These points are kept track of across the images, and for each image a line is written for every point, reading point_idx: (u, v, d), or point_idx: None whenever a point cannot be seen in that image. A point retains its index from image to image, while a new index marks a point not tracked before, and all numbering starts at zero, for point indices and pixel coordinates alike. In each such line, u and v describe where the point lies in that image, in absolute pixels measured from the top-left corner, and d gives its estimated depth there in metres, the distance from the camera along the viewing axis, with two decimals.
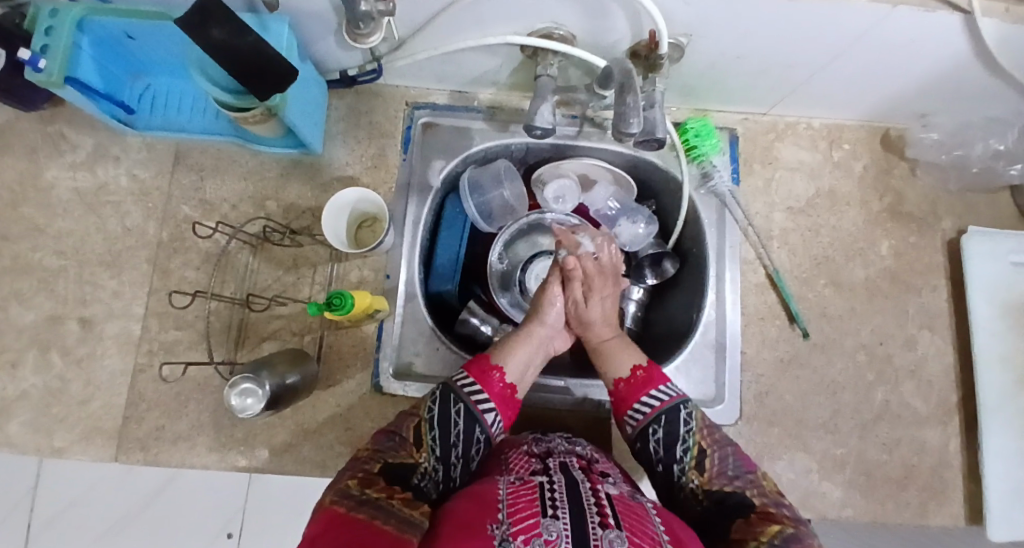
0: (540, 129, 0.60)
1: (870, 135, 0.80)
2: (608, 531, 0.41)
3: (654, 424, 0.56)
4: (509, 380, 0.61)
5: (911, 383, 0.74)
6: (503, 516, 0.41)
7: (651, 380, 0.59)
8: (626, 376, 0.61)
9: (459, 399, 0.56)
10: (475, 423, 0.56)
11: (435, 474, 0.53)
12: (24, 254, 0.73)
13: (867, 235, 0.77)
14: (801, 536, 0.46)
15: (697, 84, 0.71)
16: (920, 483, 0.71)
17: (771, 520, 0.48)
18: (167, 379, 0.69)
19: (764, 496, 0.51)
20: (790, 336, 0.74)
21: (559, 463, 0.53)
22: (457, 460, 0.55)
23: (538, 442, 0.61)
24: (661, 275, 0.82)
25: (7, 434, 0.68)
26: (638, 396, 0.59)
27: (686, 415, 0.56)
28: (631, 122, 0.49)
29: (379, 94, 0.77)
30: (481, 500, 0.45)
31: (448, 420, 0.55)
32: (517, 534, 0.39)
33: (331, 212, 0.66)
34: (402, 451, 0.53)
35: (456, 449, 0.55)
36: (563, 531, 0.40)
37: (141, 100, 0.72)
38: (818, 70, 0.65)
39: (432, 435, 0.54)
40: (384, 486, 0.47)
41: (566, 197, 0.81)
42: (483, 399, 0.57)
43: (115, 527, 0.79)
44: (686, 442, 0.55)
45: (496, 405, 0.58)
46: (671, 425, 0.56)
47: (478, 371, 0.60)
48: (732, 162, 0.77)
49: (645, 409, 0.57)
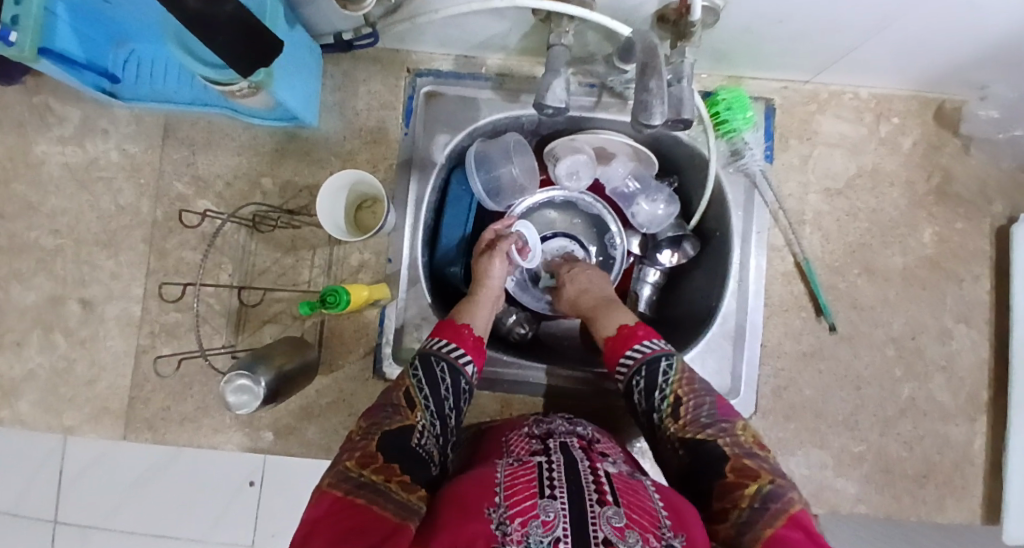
0: (551, 108, 0.54)
1: (922, 107, 0.71)
2: (606, 508, 0.39)
3: (636, 377, 0.57)
4: (478, 333, 0.63)
5: (940, 379, 0.70)
6: (501, 499, 0.40)
7: (635, 337, 0.60)
8: (613, 334, 0.62)
9: (440, 359, 0.58)
10: (460, 377, 0.59)
11: (433, 428, 0.54)
12: (20, 233, 0.71)
13: (909, 219, 0.70)
14: (780, 491, 0.44)
15: (730, 49, 0.63)
16: (939, 480, 0.69)
17: (748, 476, 0.46)
18: (162, 371, 0.68)
19: (737, 446, 0.49)
20: (815, 328, 0.69)
21: (560, 443, 0.52)
22: (450, 411, 0.57)
23: (539, 423, 0.58)
24: (681, 255, 0.77)
25: (18, 412, 0.69)
26: (622, 353, 0.59)
27: (665, 366, 0.56)
28: (653, 110, 0.43)
29: (378, 60, 0.71)
30: (480, 483, 0.44)
31: (436, 378, 0.56)
32: (514, 518, 0.37)
33: (331, 188, 0.62)
34: (397, 416, 0.52)
35: (447, 401, 0.57)
36: (561, 512, 0.38)
37: (125, 67, 0.67)
38: (872, 35, 0.56)
39: (423, 395, 0.55)
40: (382, 465, 0.45)
41: (580, 172, 0.74)
42: (460, 353, 0.60)
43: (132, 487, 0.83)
44: (663, 391, 0.54)
45: (472, 355, 0.61)
46: (648, 376, 0.56)
47: (449, 331, 0.61)
48: (766, 139, 0.70)
49: (628, 363, 0.58)
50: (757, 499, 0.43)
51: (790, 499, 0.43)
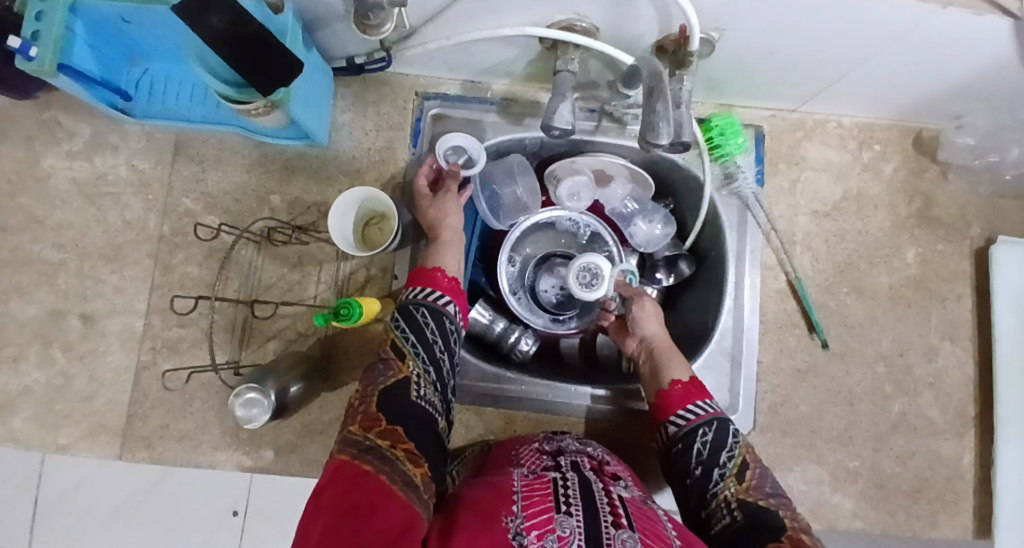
0: (558, 129, 0.57)
1: (901, 135, 0.76)
2: (621, 531, 0.40)
3: (704, 427, 0.58)
4: (453, 274, 0.64)
5: (929, 394, 0.72)
6: (517, 509, 0.40)
7: (702, 393, 0.61)
8: (685, 379, 0.61)
9: (419, 304, 0.59)
10: (442, 316, 0.59)
11: (428, 376, 0.54)
12: (23, 247, 0.71)
13: (894, 241, 0.74)
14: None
15: (723, 78, 0.66)
16: (932, 495, 0.71)
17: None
18: (171, 385, 0.68)
19: (795, 521, 0.49)
20: (808, 345, 0.72)
21: (571, 461, 0.52)
22: (441, 353, 0.57)
23: (549, 441, 0.59)
24: (677, 274, 0.79)
25: (12, 429, 0.68)
26: (686, 404, 0.60)
27: (734, 430, 0.58)
28: (660, 130, 0.45)
29: (387, 83, 0.74)
30: (496, 491, 0.44)
31: (418, 325, 0.57)
32: (531, 530, 0.37)
33: (336, 218, 0.63)
34: (391, 371, 0.53)
35: (436, 344, 0.57)
36: (577, 528, 0.38)
37: (138, 86, 0.68)
38: (854, 67, 0.61)
39: (409, 343, 0.55)
40: (384, 429, 0.46)
41: (581, 194, 0.76)
42: (437, 295, 0.61)
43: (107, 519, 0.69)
44: (731, 451, 0.56)
45: (451, 296, 0.62)
46: (720, 433, 0.57)
47: (423, 276, 0.62)
48: (756, 162, 0.73)
49: (693, 414, 0.59)
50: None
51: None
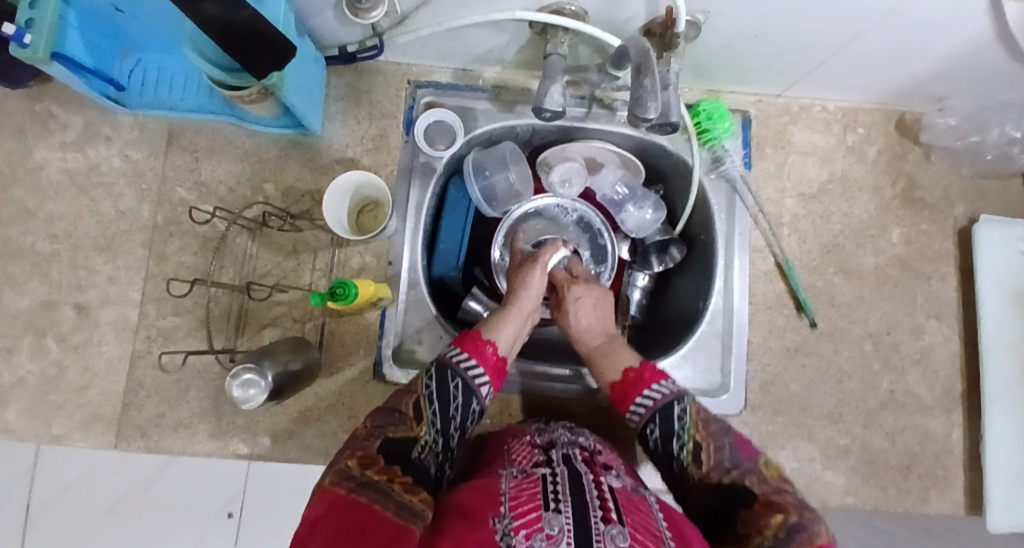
0: (549, 111, 0.57)
1: (884, 119, 0.77)
2: (610, 526, 0.40)
3: (650, 424, 0.55)
4: (501, 352, 0.63)
5: (916, 372, 0.74)
6: (506, 510, 0.41)
7: (643, 379, 0.59)
8: (620, 379, 0.60)
9: (456, 374, 0.57)
10: (472, 396, 0.58)
11: (435, 446, 0.54)
12: (15, 238, 0.71)
13: (879, 222, 0.76)
14: (805, 526, 0.44)
15: (710, 63, 0.68)
16: (922, 470, 0.72)
17: (775, 508, 0.45)
18: (166, 368, 0.68)
19: (766, 484, 0.48)
20: (797, 324, 0.73)
21: (563, 455, 0.53)
22: (455, 431, 0.56)
23: (541, 433, 0.60)
24: (668, 261, 0.80)
25: (5, 422, 0.68)
26: (630, 400, 0.58)
27: (679, 408, 0.54)
28: (648, 106, 0.46)
29: (379, 72, 0.75)
30: (484, 493, 0.44)
31: (448, 394, 0.56)
32: (519, 529, 0.38)
33: (331, 208, 0.64)
34: (403, 426, 0.52)
35: (454, 420, 0.56)
36: (566, 526, 0.39)
37: (130, 76, 0.68)
38: (835, 52, 0.62)
39: (432, 409, 0.55)
40: (384, 467, 0.45)
41: (573, 180, 0.78)
42: (477, 372, 0.59)
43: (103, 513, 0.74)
44: (682, 438, 0.53)
45: (489, 377, 0.60)
46: (665, 421, 0.54)
47: (470, 344, 0.61)
48: (743, 146, 0.75)
49: (643, 408, 0.57)
50: (783, 530, 0.43)
51: (815, 533, 0.43)
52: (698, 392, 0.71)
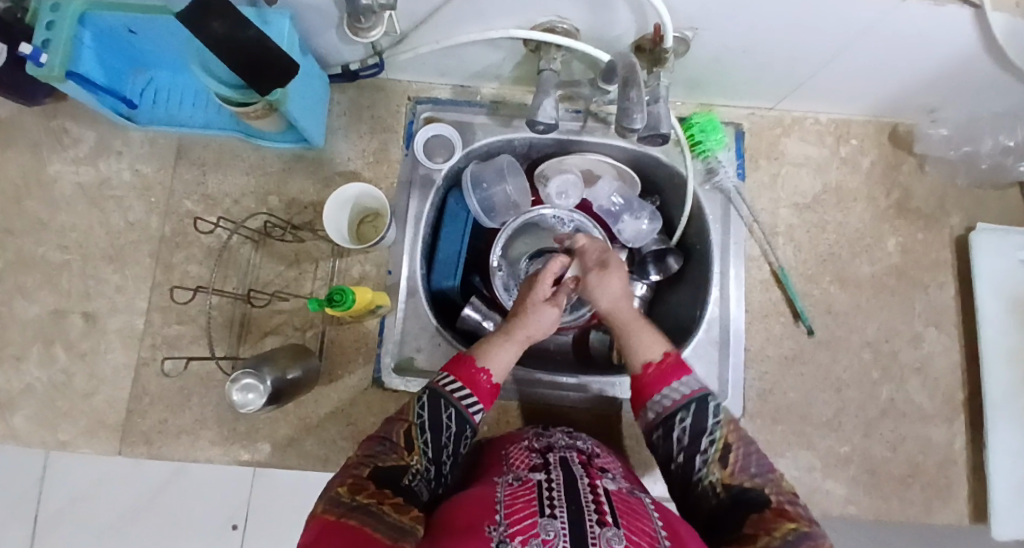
0: (542, 124, 0.59)
1: (877, 130, 0.79)
2: (606, 529, 0.39)
3: (682, 412, 0.56)
4: (495, 379, 0.60)
5: (916, 381, 0.73)
6: (501, 517, 0.41)
7: (680, 368, 0.59)
8: (658, 360, 0.59)
9: (449, 404, 0.56)
10: (466, 425, 0.56)
11: (427, 473, 0.53)
12: (28, 249, 0.73)
13: (875, 231, 0.76)
14: (813, 535, 0.46)
15: (702, 78, 0.69)
16: (925, 481, 0.71)
17: (785, 516, 0.48)
18: (169, 374, 0.69)
19: (781, 494, 0.50)
20: (795, 333, 0.73)
21: (560, 457, 0.53)
22: (448, 458, 0.55)
23: (539, 438, 0.60)
24: (665, 271, 0.80)
25: (13, 427, 0.69)
26: (660, 387, 0.58)
27: (714, 407, 0.56)
28: (634, 117, 0.47)
29: (381, 88, 0.77)
30: (481, 502, 0.44)
31: (439, 425, 0.55)
32: (515, 536, 0.38)
33: (331, 216, 0.66)
34: (393, 454, 0.52)
35: (447, 449, 0.55)
36: (561, 531, 0.38)
37: (143, 94, 0.71)
38: (824, 64, 0.64)
39: (423, 438, 0.54)
40: (374, 491, 0.46)
41: (569, 192, 0.80)
42: (471, 401, 0.57)
43: (107, 523, 0.75)
44: (712, 435, 0.54)
45: (484, 404, 0.58)
46: (698, 416, 0.55)
47: (464, 372, 0.58)
48: (736, 157, 0.76)
49: (670, 398, 0.57)
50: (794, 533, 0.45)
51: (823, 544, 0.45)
52: None
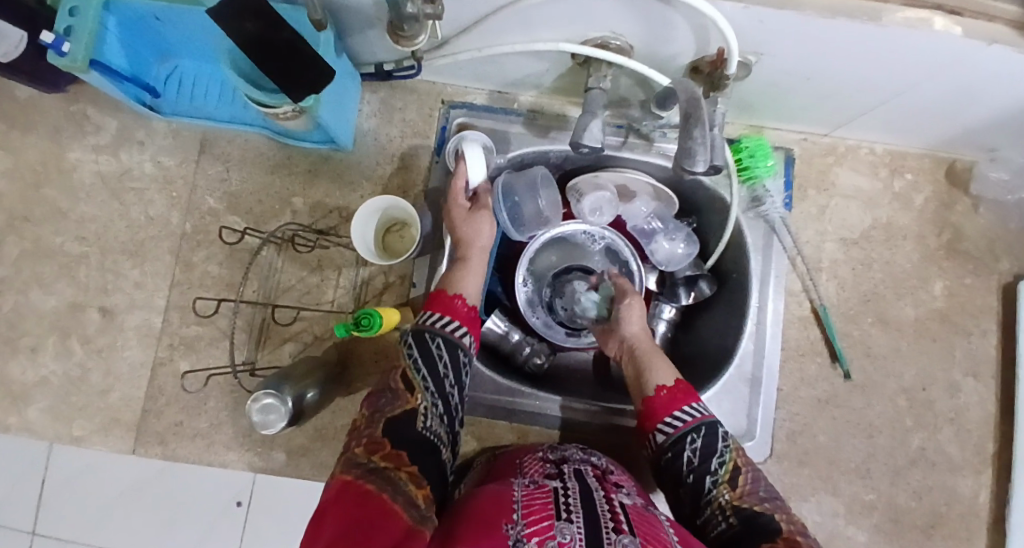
0: (587, 146, 0.56)
1: (933, 165, 0.74)
2: (622, 536, 0.39)
3: (692, 433, 0.56)
4: (471, 304, 0.60)
5: (950, 431, 0.71)
6: (517, 517, 0.39)
7: (691, 395, 0.59)
8: (670, 384, 0.59)
9: (434, 335, 0.55)
10: (457, 350, 0.56)
11: (436, 409, 0.51)
12: (46, 238, 0.72)
13: (921, 273, 0.72)
14: None
15: (756, 100, 0.65)
16: (948, 533, 0.69)
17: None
18: (189, 389, 0.67)
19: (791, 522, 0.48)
20: (830, 375, 0.70)
21: (574, 469, 0.52)
22: (451, 388, 0.54)
23: (553, 450, 0.58)
24: (696, 295, 0.77)
25: (27, 418, 0.69)
26: (674, 408, 0.58)
27: (723, 432, 0.56)
28: (697, 157, 0.44)
29: (415, 90, 0.73)
30: (496, 499, 0.42)
31: (433, 358, 0.53)
32: (531, 537, 0.36)
33: (358, 227, 0.63)
34: (398, 402, 0.49)
35: (446, 378, 0.54)
36: (578, 534, 0.37)
37: (167, 83, 0.68)
38: (888, 98, 0.60)
39: (421, 376, 0.51)
40: (390, 453, 0.43)
41: (603, 209, 0.76)
42: (455, 326, 0.57)
43: (103, 512, 0.71)
44: (722, 456, 0.54)
45: (467, 326, 0.59)
46: (709, 438, 0.55)
47: (440, 304, 0.58)
48: (785, 187, 0.72)
49: (680, 421, 0.57)
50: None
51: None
52: None
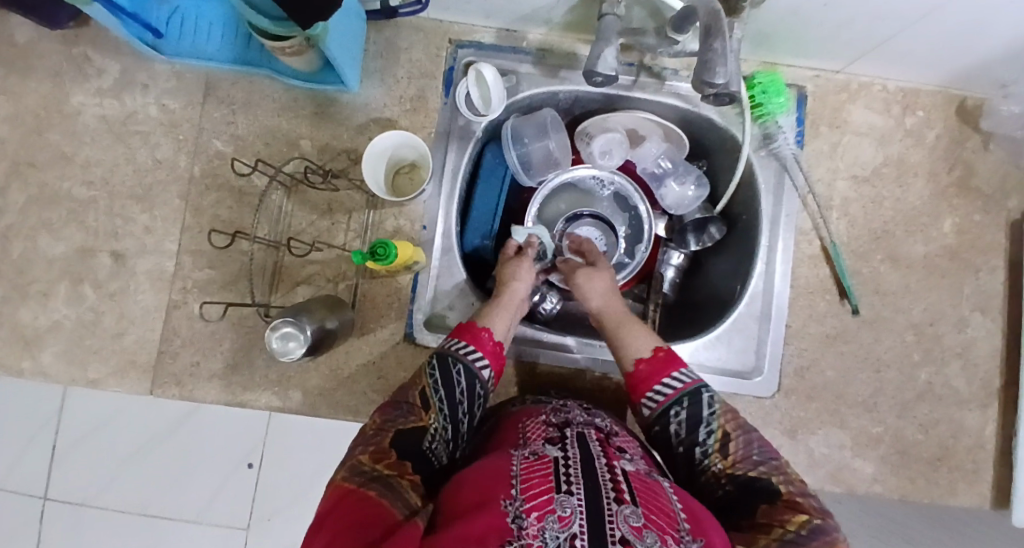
0: (601, 75, 0.55)
1: (945, 102, 0.73)
2: (623, 507, 0.35)
3: (676, 406, 0.53)
4: (498, 338, 0.61)
5: (956, 365, 0.72)
6: (516, 492, 0.36)
7: (672, 362, 0.57)
8: (648, 356, 0.58)
9: (457, 361, 0.56)
10: (475, 381, 0.56)
11: (444, 433, 0.52)
12: (52, 183, 0.71)
13: (931, 210, 0.72)
14: (828, 529, 0.42)
15: (773, 31, 0.64)
16: (952, 464, 0.71)
17: (797, 509, 0.44)
18: (207, 317, 0.68)
19: (791, 483, 0.47)
20: (839, 311, 0.71)
21: (577, 434, 0.49)
22: (463, 416, 0.54)
23: (556, 412, 0.56)
24: (705, 240, 0.78)
25: (41, 364, 0.69)
26: (660, 377, 0.56)
27: (709, 398, 0.53)
28: (716, 71, 0.44)
29: (421, 30, 0.72)
30: (492, 473, 0.40)
31: (451, 380, 0.54)
32: (531, 512, 0.33)
33: (369, 166, 0.63)
34: (411, 417, 0.50)
35: (461, 405, 0.54)
36: (579, 506, 0.34)
37: (168, 23, 0.67)
38: (902, 27, 0.59)
39: (437, 396, 0.53)
40: (394, 462, 0.45)
41: (613, 152, 0.75)
42: (477, 357, 0.57)
43: (131, 456, 0.79)
44: (710, 425, 0.52)
45: (489, 360, 0.58)
46: (694, 407, 0.53)
47: (468, 333, 0.59)
48: (797, 123, 0.71)
49: (664, 392, 0.55)
50: (806, 527, 0.42)
51: (837, 539, 0.42)
52: (733, 374, 0.70)
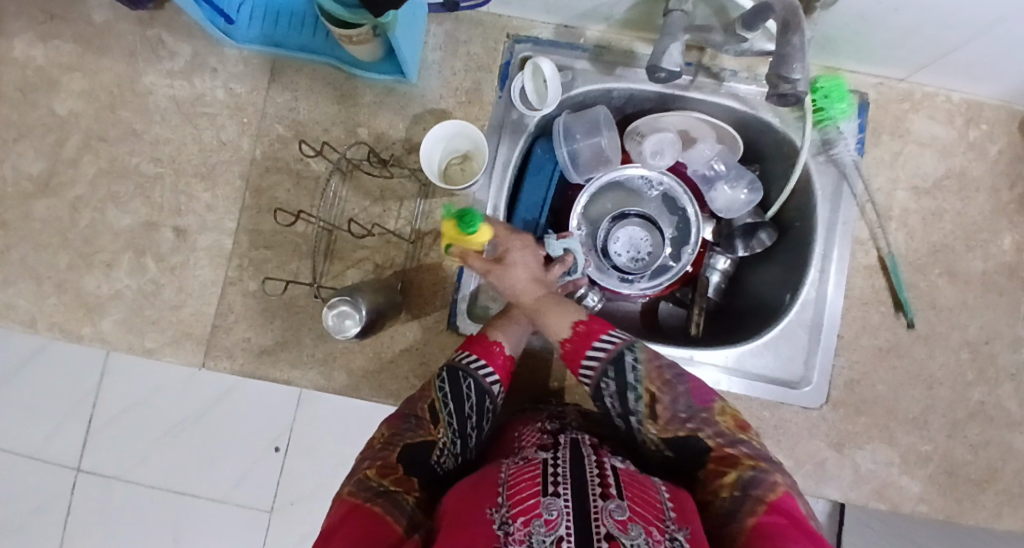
0: (665, 71, 0.55)
1: (1009, 118, 0.71)
2: (609, 503, 0.37)
3: (603, 380, 0.55)
4: (509, 352, 0.60)
5: (1011, 386, 0.69)
6: (503, 498, 0.39)
7: (591, 334, 0.57)
8: (568, 335, 0.58)
9: (468, 376, 0.56)
10: (485, 396, 0.57)
11: (452, 447, 0.55)
12: (122, 158, 0.74)
13: (993, 225, 0.70)
14: (760, 477, 0.45)
15: (838, 35, 0.62)
16: (1002, 489, 0.68)
17: (728, 465, 0.48)
18: (270, 293, 0.70)
19: (719, 435, 0.50)
20: (892, 324, 0.69)
21: (570, 437, 0.49)
22: (473, 430, 0.56)
23: (552, 420, 0.57)
24: (755, 245, 0.76)
25: (101, 330, 0.73)
26: (584, 351, 0.57)
27: (630, 362, 0.54)
28: (794, 65, 0.45)
29: (480, 24, 0.73)
30: (482, 483, 0.42)
31: (461, 396, 0.55)
32: (517, 517, 0.36)
33: (426, 152, 0.65)
34: (419, 430, 0.54)
35: (471, 419, 0.56)
36: (565, 509, 0.36)
37: (240, 11, 0.71)
38: (974, 38, 0.57)
39: (446, 411, 0.55)
40: (400, 477, 0.50)
41: (665, 151, 0.74)
42: (488, 372, 0.57)
43: (170, 432, 0.83)
44: (636, 391, 0.54)
45: (500, 376, 0.58)
46: (618, 376, 0.54)
47: (479, 347, 0.58)
48: (859, 130, 0.70)
49: (591, 369, 0.56)
50: (737, 487, 0.45)
51: (772, 483, 0.45)
52: (780, 382, 0.68)
